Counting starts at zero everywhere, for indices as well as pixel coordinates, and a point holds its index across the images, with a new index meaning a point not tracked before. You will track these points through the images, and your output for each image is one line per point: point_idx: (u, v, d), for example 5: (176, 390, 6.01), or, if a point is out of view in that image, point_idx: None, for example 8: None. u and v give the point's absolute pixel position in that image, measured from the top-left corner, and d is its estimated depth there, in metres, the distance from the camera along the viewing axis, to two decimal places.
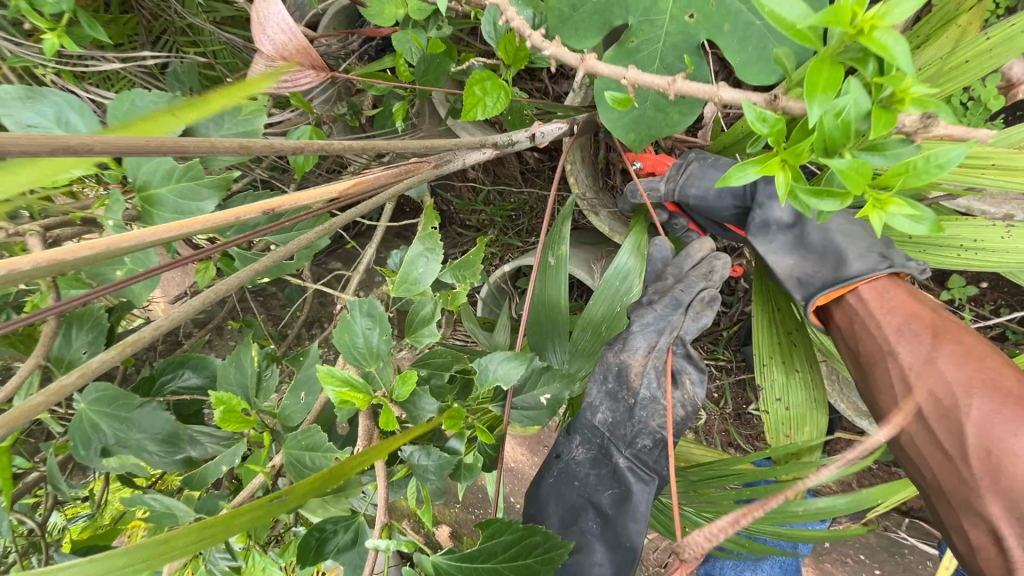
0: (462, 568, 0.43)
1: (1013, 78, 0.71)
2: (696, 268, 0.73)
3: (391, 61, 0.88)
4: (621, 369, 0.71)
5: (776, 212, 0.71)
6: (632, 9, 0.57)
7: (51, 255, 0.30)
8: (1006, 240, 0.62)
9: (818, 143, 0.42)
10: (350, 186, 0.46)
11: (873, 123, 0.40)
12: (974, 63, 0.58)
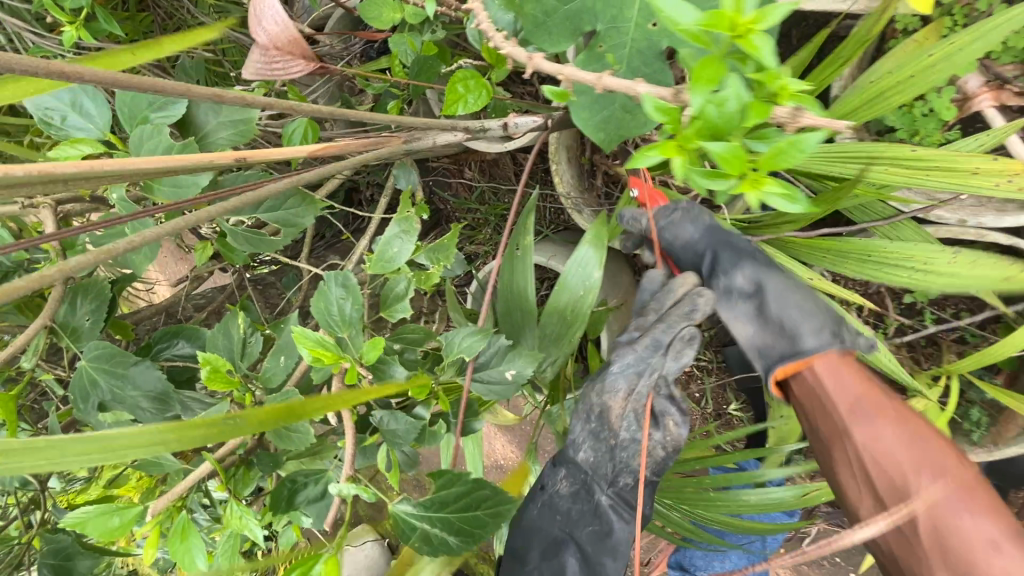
0: (418, 515, 0.48)
1: (968, 91, 0.75)
2: (677, 305, 0.69)
3: (387, 62, 0.93)
4: (603, 410, 0.72)
5: (737, 279, 0.68)
6: (600, 17, 0.62)
7: (46, 170, 0.35)
8: (952, 262, 0.67)
9: (705, 130, 0.45)
10: (322, 148, 0.51)
11: (750, 113, 0.44)
12: (918, 76, 0.62)
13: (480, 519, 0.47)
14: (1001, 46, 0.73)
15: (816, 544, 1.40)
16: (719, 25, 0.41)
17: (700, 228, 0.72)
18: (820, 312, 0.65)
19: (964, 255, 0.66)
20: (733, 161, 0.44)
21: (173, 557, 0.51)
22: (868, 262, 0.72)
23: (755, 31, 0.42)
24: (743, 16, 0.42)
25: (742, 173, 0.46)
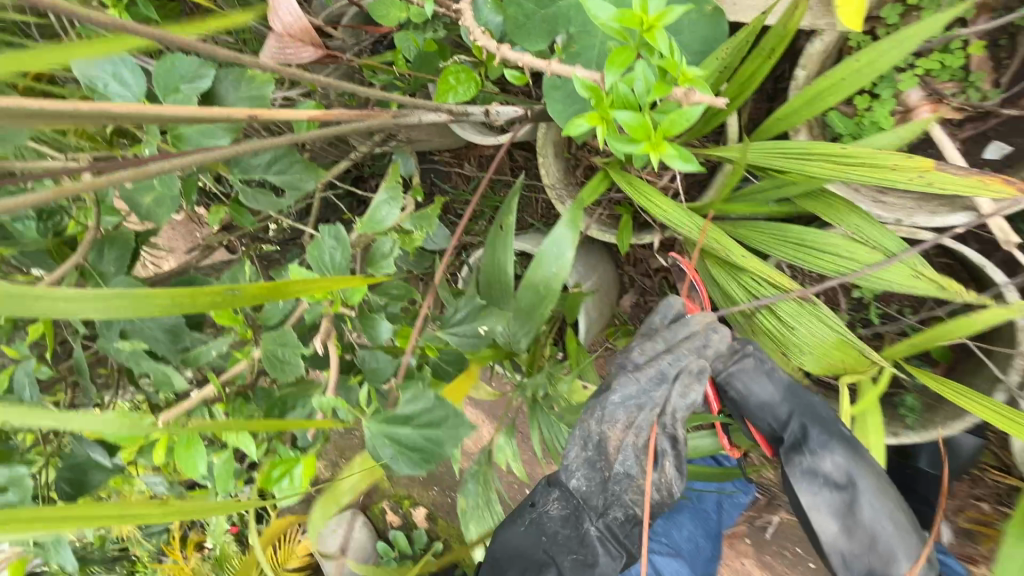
0: (382, 423, 0.58)
1: (910, 105, 0.84)
2: (690, 340, 0.72)
3: (393, 56, 1.03)
4: (601, 441, 0.75)
5: (826, 463, 0.73)
6: (572, 23, 0.72)
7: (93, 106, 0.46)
8: (873, 256, 0.73)
9: (618, 103, 0.55)
10: (321, 114, 0.60)
11: (652, 92, 0.54)
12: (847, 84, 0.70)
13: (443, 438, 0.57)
14: (938, 66, 0.81)
15: (778, 534, 1.47)
16: (629, 21, 0.51)
17: (792, 390, 0.76)
18: (903, 543, 0.73)
19: (883, 250, 0.73)
20: (635, 127, 0.54)
21: (178, 461, 0.60)
22: (804, 250, 0.77)
23: (657, 29, 0.52)
24: (649, 13, 0.52)
25: (644, 140, 0.56)
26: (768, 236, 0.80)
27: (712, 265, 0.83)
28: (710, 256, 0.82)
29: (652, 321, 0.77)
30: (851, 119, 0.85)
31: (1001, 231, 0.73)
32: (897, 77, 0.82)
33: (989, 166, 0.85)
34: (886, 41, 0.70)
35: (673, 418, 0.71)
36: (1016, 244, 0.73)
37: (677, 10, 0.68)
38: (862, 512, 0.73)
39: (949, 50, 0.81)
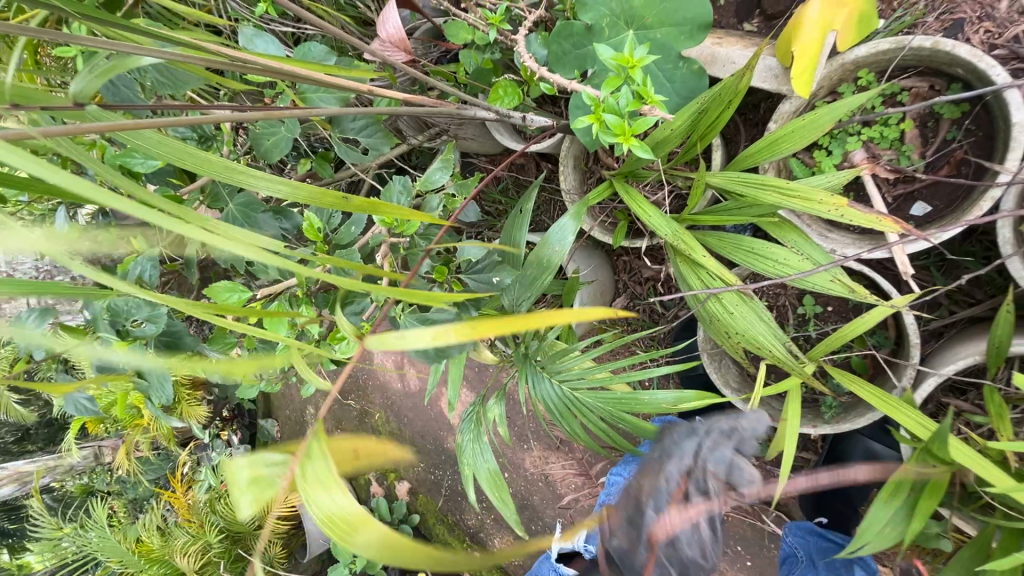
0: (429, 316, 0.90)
1: (855, 162, 1.06)
2: (735, 430, 0.94)
3: (455, 68, 1.27)
4: (668, 476, 0.85)
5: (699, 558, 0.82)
6: (596, 63, 0.96)
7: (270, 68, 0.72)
8: (803, 264, 0.95)
9: (607, 109, 0.75)
10: (407, 98, 0.87)
11: (630, 104, 0.74)
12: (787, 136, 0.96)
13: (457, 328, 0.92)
14: (879, 135, 1.03)
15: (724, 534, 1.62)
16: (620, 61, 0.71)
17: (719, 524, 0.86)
18: None
19: (811, 260, 0.94)
20: (614, 127, 0.75)
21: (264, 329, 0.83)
22: (752, 256, 0.99)
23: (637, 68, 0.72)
24: (633, 57, 0.72)
25: (621, 136, 0.75)
26: (727, 245, 1.02)
27: (682, 261, 1.06)
28: (679, 254, 1.06)
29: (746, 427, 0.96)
30: (807, 167, 1.08)
31: (902, 263, 0.94)
32: (846, 139, 1.05)
33: (914, 220, 1.06)
34: (827, 111, 0.93)
35: (704, 475, 0.84)
36: (911, 275, 0.95)
37: (673, 64, 0.92)
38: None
39: (887, 124, 1.03)
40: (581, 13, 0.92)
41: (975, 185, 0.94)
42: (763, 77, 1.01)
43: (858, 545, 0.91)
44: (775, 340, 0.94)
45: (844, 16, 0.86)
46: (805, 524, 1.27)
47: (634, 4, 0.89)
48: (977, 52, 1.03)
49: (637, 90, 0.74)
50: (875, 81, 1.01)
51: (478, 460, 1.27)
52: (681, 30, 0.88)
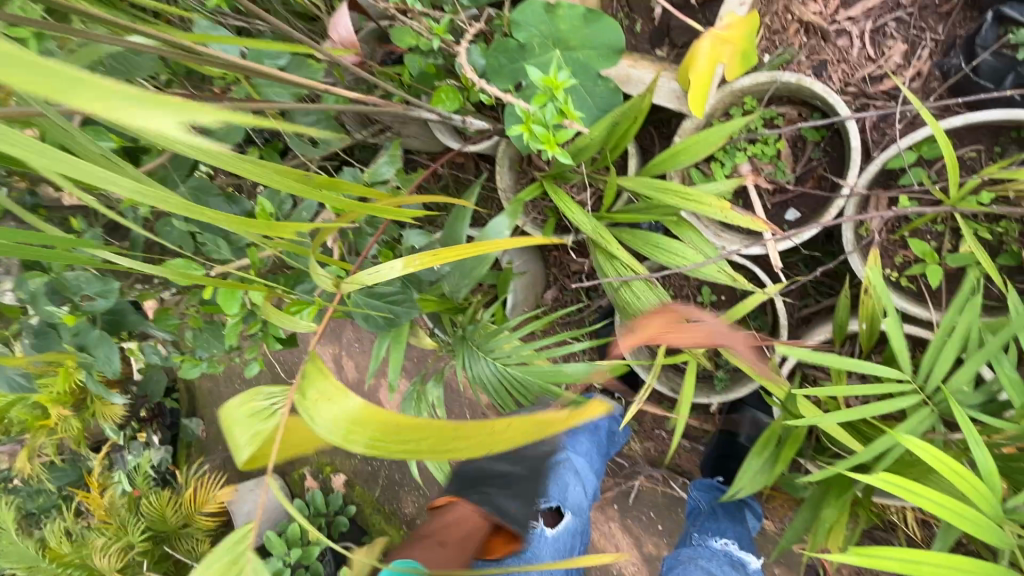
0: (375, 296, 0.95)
1: (742, 173, 1.26)
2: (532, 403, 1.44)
3: (400, 69, 1.36)
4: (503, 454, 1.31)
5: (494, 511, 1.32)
6: (527, 77, 1.08)
7: (231, 63, 0.78)
8: (697, 257, 1.12)
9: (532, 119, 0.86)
10: (359, 97, 0.96)
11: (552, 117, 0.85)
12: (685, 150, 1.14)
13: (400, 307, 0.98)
14: (759, 152, 1.24)
15: (638, 501, 1.81)
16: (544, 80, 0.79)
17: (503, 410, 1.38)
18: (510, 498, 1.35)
19: (703, 253, 1.12)
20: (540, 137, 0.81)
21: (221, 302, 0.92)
22: (657, 250, 1.16)
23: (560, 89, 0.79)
24: (557, 78, 0.84)
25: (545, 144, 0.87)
26: (639, 240, 1.18)
27: (600, 254, 1.21)
28: (598, 247, 1.21)
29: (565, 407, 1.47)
30: (705, 175, 1.27)
31: (774, 258, 1.14)
32: (736, 154, 1.25)
33: (788, 223, 1.28)
34: (716, 130, 1.12)
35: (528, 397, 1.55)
36: (781, 268, 1.15)
37: (593, 83, 1.07)
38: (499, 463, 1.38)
39: (767, 143, 1.24)
40: (516, 31, 1.04)
41: (829, 197, 1.16)
42: (668, 97, 1.18)
43: (736, 489, 1.10)
44: (672, 320, 1.11)
45: (728, 52, 1.04)
46: (707, 480, 1.49)
47: (560, 29, 1.03)
48: (836, 87, 1.26)
49: (559, 106, 0.86)
50: (757, 106, 1.21)
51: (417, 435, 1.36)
52: (599, 54, 1.04)
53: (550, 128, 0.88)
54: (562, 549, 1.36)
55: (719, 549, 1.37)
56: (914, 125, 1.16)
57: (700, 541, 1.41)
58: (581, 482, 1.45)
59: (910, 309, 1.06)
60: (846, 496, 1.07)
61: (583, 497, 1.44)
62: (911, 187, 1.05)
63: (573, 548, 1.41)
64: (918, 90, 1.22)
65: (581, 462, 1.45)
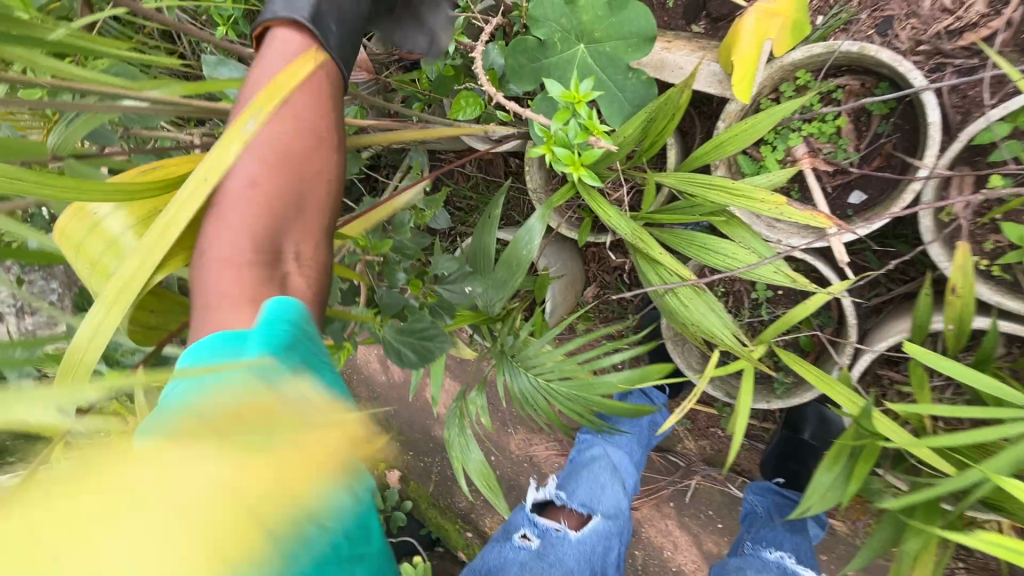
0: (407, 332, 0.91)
1: (797, 156, 1.14)
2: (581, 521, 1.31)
3: (418, 74, 1.30)
4: None
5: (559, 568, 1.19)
6: (552, 75, 1.00)
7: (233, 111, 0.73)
8: (747, 255, 1.03)
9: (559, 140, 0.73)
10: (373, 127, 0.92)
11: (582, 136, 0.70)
12: (731, 140, 1.02)
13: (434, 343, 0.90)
14: (816, 130, 1.12)
15: (696, 499, 1.76)
16: (568, 95, 0.69)
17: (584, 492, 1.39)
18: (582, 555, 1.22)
19: (754, 251, 1.02)
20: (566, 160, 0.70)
21: None
22: (705, 251, 1.07)
23: (583, 103, 0.69)
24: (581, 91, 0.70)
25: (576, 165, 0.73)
26: (681, 239, 1.09)
27: (640, 258, 1.12)
28: (638, 251, 1.12)
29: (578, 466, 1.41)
30: (754, 162, 1.15)
31: (839, 251, 1.02)
32: (789, 135, 1.13)
33: (852, 208, 1.15)
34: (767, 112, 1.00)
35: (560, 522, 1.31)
36: (848, 263, 1.04)
37: (623, 76, 0.97)
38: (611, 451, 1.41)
39: (825, 121, 1.11)
40: (535, 29, 0.96)
41: (902, 177, 1.03)
42: (710, 81, 1.05)
43: (805, 506, 1.01)
44: (725, 329, 1.02)
45: (777, 27, 0.92)
46: (762, 484, 1.43)
47: (583, 21, 0.94)
48: (905, 47, 1.11)
49: (585, 122, 0.70)
50: (813, 80, 1.08)
51: (462, 451, 1.36)
52: (628, 44, 0.93)
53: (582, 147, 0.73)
54: (587, 550, 1.22)
55: (772, 560, 1.28)
56: (1004, 85, 1.00)
57: (751, 550, 1.33)
58: (619, 480, 1.37)
59: (1005, 304, 0.93)
60: (934, 514, 0.99)
61: (620, 497, 1.34)
62: (1004, 164, 0.91)
63: (604, 554, 1.25)
64: (1008, 42, 1.06)
65: (619, 455, 1.39)
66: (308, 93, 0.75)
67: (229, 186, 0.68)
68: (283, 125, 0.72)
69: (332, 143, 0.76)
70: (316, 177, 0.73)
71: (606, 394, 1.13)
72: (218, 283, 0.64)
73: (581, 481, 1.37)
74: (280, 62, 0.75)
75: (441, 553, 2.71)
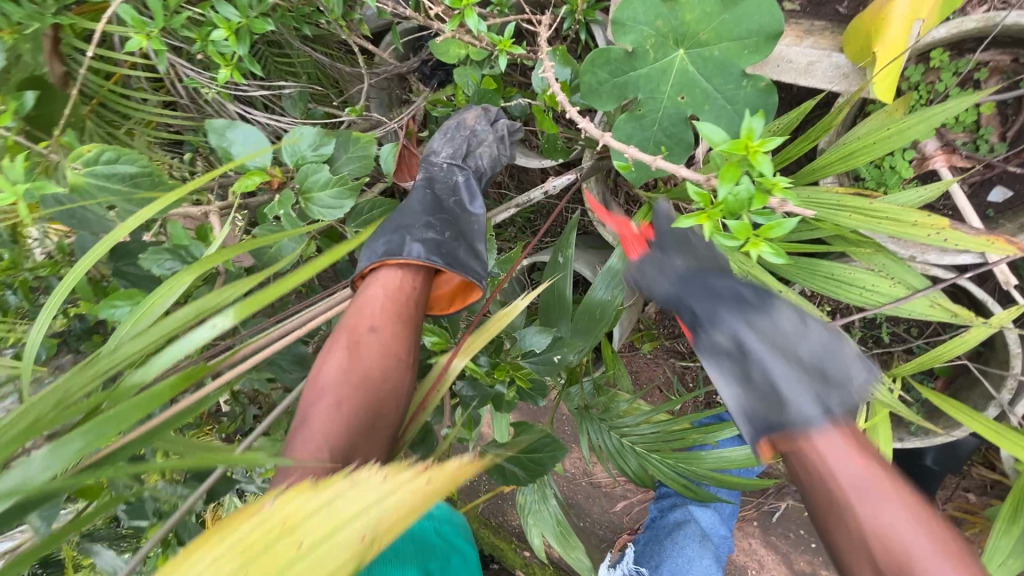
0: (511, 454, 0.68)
1: (927, 153, 0.94)
2: None
3: (453, 90, 1.09)
4: None
5: None
6: (642, 89, 0.80)
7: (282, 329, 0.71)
8: (893, 289, 0.84)
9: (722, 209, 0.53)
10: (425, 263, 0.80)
11: (755, 203, 0.51)
12: (872, 147, 0.81)
13: (544, 458, 0.68)
14: (953, 120, 0.92)
15: (784, 519, 1.64)
16: (736, 148, 0.50)
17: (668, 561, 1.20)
18: None
19: (902, 283, 0.84)
20: (740, 235, 0.53)
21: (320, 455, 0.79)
22: (832, 284, 0.88)
23: (761, 155, 0.51)
24: (753, 140, 0.51)
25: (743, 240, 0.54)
26: (801, 269, 0.90)
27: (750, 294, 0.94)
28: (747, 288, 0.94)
29: (660, 530, 1.22)
30: (874, 163, 0.96)
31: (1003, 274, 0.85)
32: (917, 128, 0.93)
33: (992, 208, 0.97)
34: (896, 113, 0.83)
35: None
36: (1014, 285, 0.86)
37: (736, 85, 0.76)
38: (696, 513, 1.21)
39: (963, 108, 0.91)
40: (621, 37, 0.77)
41: None
42: (830, 76, 0.85)
43: None
44: (877, 384, 0.83)
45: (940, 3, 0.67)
46: None
47: (685, 20, 0.75)
48: None
49: (759, 181, 0.51)
50: (949, 59, 0.88)
51: (541, 518, 1.18)
52: (745, 45, 0.74)
53: (751, 213, 0.54)
54: None
55: None
56: None
57: None
58: (710, 548, 1.16)
59: None
60: None
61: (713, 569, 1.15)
62: None
63: None
64: None
65: (709, 518, 1.19)
66: (385, 321, 0.71)
67: (321, 387, 0.64)
68: (370, 350, 0.67)
69: (411, 363, 0.70)
70: (391, 391, 0.65)
71: (706, 469, 0.96)
72: (311, 431, 0.59)
73: (665, 552, 1.18)
74: (389, 297, 0.74)
75: (496, 571, 2.59)
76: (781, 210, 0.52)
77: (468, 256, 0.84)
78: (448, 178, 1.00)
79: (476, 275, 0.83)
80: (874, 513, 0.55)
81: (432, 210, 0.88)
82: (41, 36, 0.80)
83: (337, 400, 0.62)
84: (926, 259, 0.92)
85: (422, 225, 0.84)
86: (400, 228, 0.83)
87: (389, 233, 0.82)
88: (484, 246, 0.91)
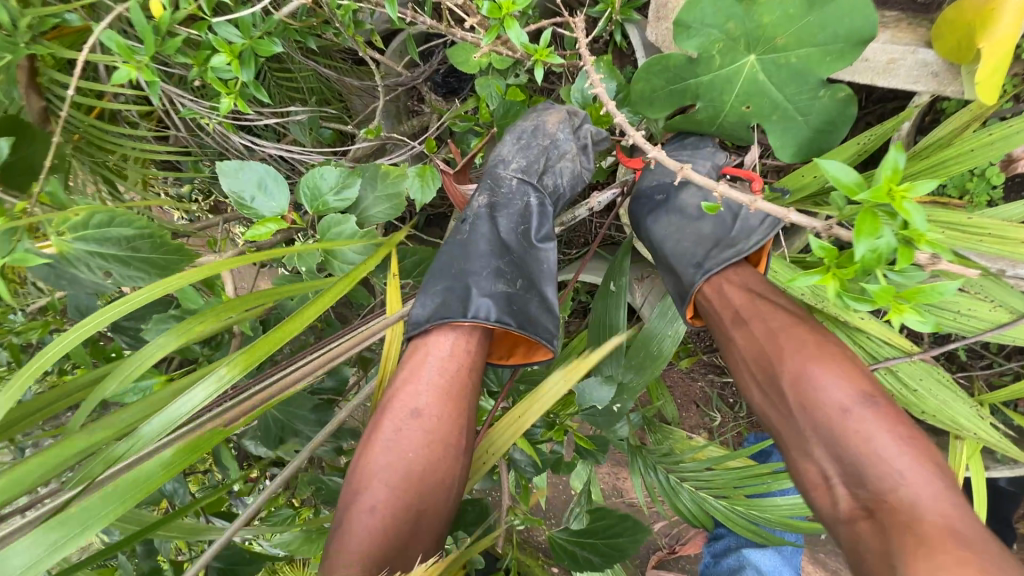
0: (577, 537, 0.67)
1: (1015, 155, 0.84)
2: None
3: (475, 104, 0.98)
4: None
5: None
6: (702, 97, 0.72)
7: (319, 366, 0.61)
8: (991, 314, 0.75)
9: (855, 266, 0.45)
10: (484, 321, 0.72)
11: (900, 261, 0.43)
12: (970, 155, 0.71)
13: (622, 543, 0.65)
14: None
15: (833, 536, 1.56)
16: (877, 198, 0.42)
17: None
18: None
19: (1002, 307, 0.74)
20: (877, 299, 0.45)
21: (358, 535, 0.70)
22: None
23: (906, 199, 0.43)
24: (896, 181, 0.43)
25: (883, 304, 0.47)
26: None
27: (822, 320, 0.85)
28: (819, 313, 0.85)
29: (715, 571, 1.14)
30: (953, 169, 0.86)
31: None
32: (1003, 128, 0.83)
33: None
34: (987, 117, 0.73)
35: None
36: None
37: (811, 95, 0.67)
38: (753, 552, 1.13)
39: None
40: (681, 43, 0.66)
41: None
42: (913, 75, 0.75)
43: None
44: (977, 422, 0.75)
45: None
46: None
47: (761, 23, 0.64)
48: None
49: (903, 233, 0.44)
50: None
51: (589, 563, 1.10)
52: (831, 50, 0.63)
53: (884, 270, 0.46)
54: None
55: None
56: None
57: None
58: None
59: None
60: None
61: None
62: None
63: None
64: None
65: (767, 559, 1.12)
66: (431, 403, 0.65)
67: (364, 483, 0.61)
68: (412, 440, 0.63)
69: (460, 448, 0.65)
70: (434, 488, 0.61)
71: (781, 515, 0.87)
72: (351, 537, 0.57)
73: None
74: (437, 372, 0.68)
75: None
76: (930, 271, 0.44)
77: (540, 310, 0.77)
78: (517, 199, 0.85)
79: (549, 334, 0.76)
80: (741, 331, 0.70)
81: (500, 252, 0.79)
82: (15, 69, 0.69)
83: (379, 503, 0.59)
84: (1017, 275, 0.82)
85: (489, 273, 0.75)
86: (464, 276, 0.74)
87: (452, 278, 0.74)
88: (555, 293, 0.81)
